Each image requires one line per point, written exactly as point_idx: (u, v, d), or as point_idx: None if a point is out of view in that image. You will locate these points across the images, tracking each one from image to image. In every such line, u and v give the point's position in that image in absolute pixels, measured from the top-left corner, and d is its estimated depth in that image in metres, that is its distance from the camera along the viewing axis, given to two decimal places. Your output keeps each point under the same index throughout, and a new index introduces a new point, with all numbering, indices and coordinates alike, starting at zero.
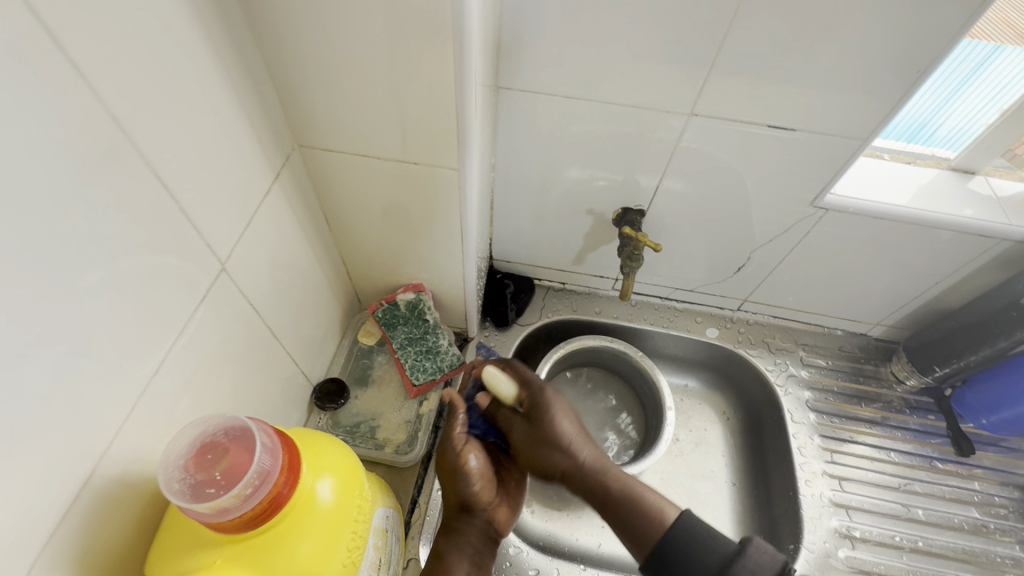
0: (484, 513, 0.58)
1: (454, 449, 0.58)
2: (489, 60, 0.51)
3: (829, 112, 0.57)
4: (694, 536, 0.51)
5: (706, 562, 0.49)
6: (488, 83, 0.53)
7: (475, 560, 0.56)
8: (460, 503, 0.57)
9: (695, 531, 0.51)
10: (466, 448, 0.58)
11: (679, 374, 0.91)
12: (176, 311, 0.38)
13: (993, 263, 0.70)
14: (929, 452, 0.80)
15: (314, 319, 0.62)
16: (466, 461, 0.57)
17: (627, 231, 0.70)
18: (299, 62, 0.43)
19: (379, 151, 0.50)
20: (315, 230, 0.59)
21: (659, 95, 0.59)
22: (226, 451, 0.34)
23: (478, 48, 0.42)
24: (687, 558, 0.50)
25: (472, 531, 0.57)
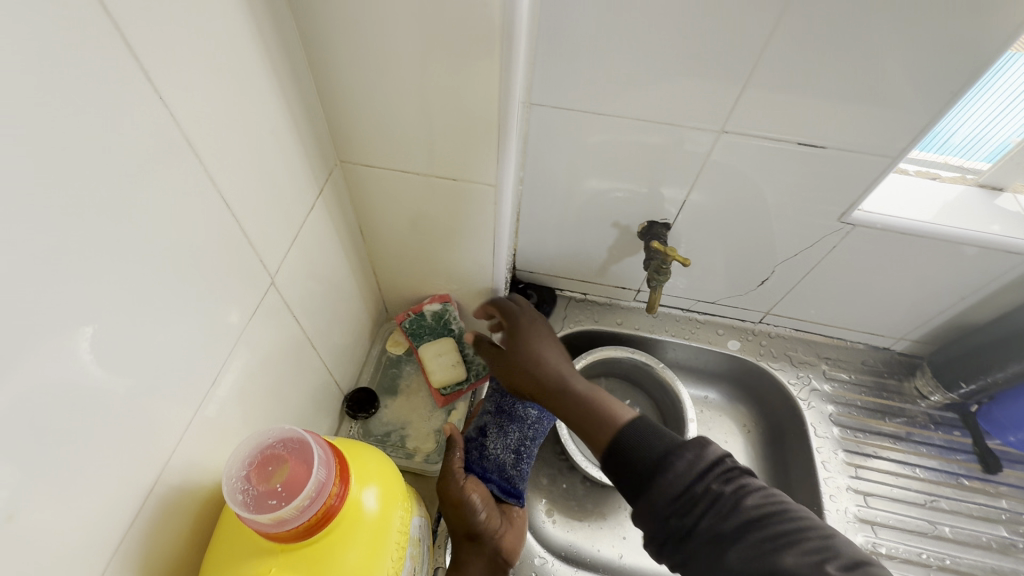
0: (491, 542, 0.58)
1: (456, 482, 0.58)
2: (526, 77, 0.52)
3: (859, 130, 0.58)
4: (644, 429, 0.49)
5: (651, 453, 0.47)
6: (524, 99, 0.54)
7: None
8: (467, 534, 0.57)
9: (651, 429, 0.48)
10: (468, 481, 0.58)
11: (700, 386, 0.91)
12: (230, 324, 0.39)
13: (1021, 280, 0.70)
14: (955, 468, 0.79)
15: (346, 329, 0.63)
16: (468, 495, 0.57)
17: (655, 245, 0.71)
18: (348, 82, 0.44)
19: (417, 167, 0.52)
20: (350, 241, 0.60)
21: (690, 112, 0.60)
22: (285, 462, 0.35)
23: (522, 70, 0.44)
24: (633, 450, 0.47)
25: (480, 561, 0.57)
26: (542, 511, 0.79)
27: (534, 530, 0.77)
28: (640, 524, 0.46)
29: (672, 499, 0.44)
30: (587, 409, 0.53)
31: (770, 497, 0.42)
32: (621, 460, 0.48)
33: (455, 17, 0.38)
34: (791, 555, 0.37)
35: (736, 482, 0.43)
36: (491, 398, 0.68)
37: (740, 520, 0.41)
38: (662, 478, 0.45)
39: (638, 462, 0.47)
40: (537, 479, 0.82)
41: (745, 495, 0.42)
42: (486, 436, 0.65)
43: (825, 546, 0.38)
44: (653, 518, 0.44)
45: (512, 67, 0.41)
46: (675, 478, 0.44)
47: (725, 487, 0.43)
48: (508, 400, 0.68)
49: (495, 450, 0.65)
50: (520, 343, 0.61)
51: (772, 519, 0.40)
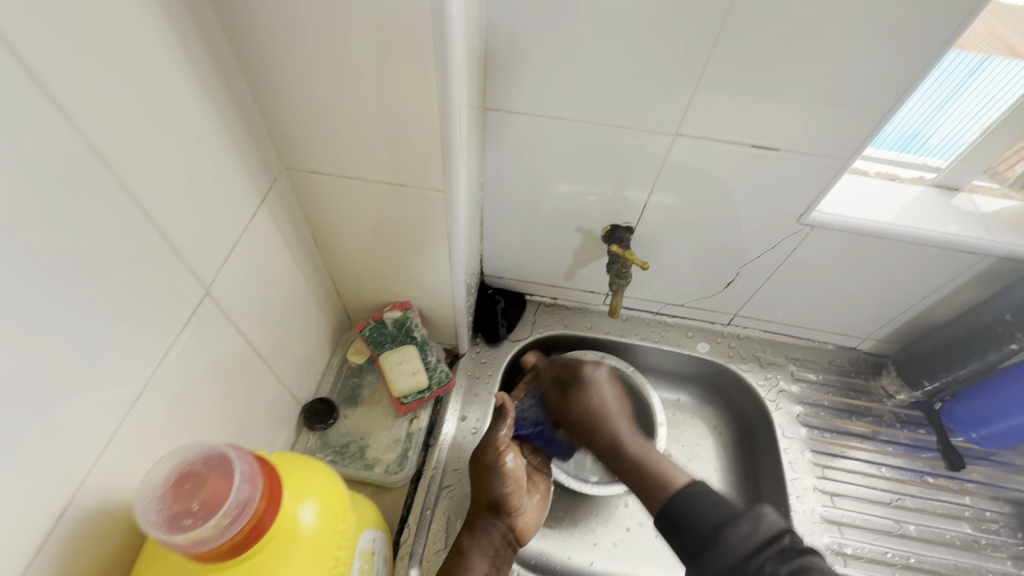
0: (508, 516, 0.61)
1: (496, 446, 0.63)
2: (475, 82, 0.52)
3: (810, 131, 0.58)
4: (706, 498, 0.54)
5: (711, 521, 0.51)
6: (475, 103, 0.54)
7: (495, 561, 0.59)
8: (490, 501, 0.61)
9: (710, 499, 0.53)
10: (506, 449, 0.64)
11: (671, 389, 0.91)
12: (156, 337, 0.38)
13: (978, 278, 0.70)
14: (920, 467, 0.80)
15: (302, 338, 0.62)
16: (503, 457, 0.62)
17: (615, 249, 0.70)
18: (286, 88, 0.44)
19: (367, 173, 0.51)
20: (302, 249, 0.59)
21: (644, 115, 0.60)
22: (204, 480, 0.33)
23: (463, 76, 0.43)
24: (691, 522, 0.52)
25: (494, 532, 0.60)
26: None
27: None
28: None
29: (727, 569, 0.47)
30: (642, 471, 0.61)
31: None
32: (682, 530, 0.53)
33: (388, 22, 0.38)
34: None
35: (792, 561, 0.45)
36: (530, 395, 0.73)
37: None
38: (720, 550, 0.49)
39: (696, 534, 0.51)
40: None
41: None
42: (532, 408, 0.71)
43: None
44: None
45: (449, 75, 0.40)
46: (734, 552, 0.48)
47: (784, 565, 0.45)
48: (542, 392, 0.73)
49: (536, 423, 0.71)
50: (583, 403, 0.67)
51: None
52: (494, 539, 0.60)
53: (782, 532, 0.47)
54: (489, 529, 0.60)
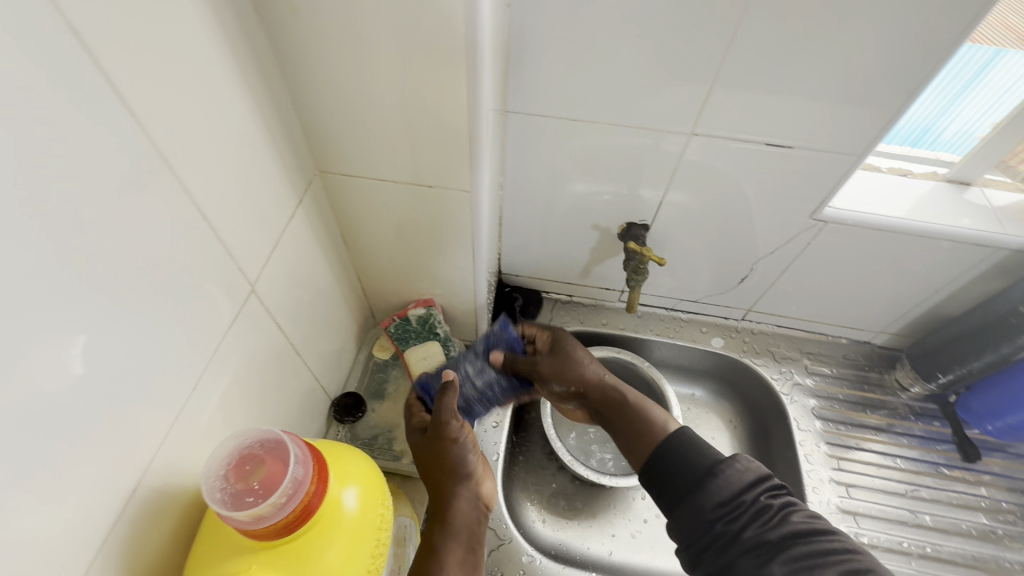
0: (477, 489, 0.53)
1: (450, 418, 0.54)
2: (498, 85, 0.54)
3: (823, 129, 0.60)
4: (689, 440, 0.56)
5: (699, 464, 0.53)
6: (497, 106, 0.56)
7: (470, 547, 0.50)
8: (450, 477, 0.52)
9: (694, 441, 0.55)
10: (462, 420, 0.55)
11: (686, 383, 0.93)
12: (208, 332, 0.40)
13: (991, 271, 0.71)
14: (935, 458, 0.80)
15: (331, 335, 0.65)
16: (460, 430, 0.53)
17: (631, 245, 0.72)
18: (322, 94, 0.46)
19: (397, 176, 0.53)
20: (332, 250, 0.61)
21: (660, 116, 0.62)
22: (262, 461, 0.36)
23: (490, 79, 0.46)
24: (682, 462, 0.54)
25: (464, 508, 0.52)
26: (531, 510, 0.80)
27: (524, 529, 0.78)
28: (677, 533, 0.52)
29: (720, 505, 0.50)
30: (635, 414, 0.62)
31: (812, 517, 0.48)
32: (667, 471, 0.54)
33: (420, 32, 0.40)
34: (830, 569, 0.42)
35: (782, 498, 0.49)
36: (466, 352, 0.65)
37: (783, 532, 0.46)
38: (712, 486, 0.51)
39: (687, 472, 0.53)
40: (524, 480, 0.83)
41: (790, 511, 0.48)
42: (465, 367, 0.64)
43: (872, 566, 0.42)
44: (700, 521, 0.50)
45: (477, 78, 0.43)
46: (727, 488, 0.50)
47: (773, 500, 0.49)
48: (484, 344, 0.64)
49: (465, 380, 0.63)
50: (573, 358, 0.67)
51: (816, 534, 0.45)
52: (461, 537, 0.50)
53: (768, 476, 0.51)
54: (455, 523, 0.50)
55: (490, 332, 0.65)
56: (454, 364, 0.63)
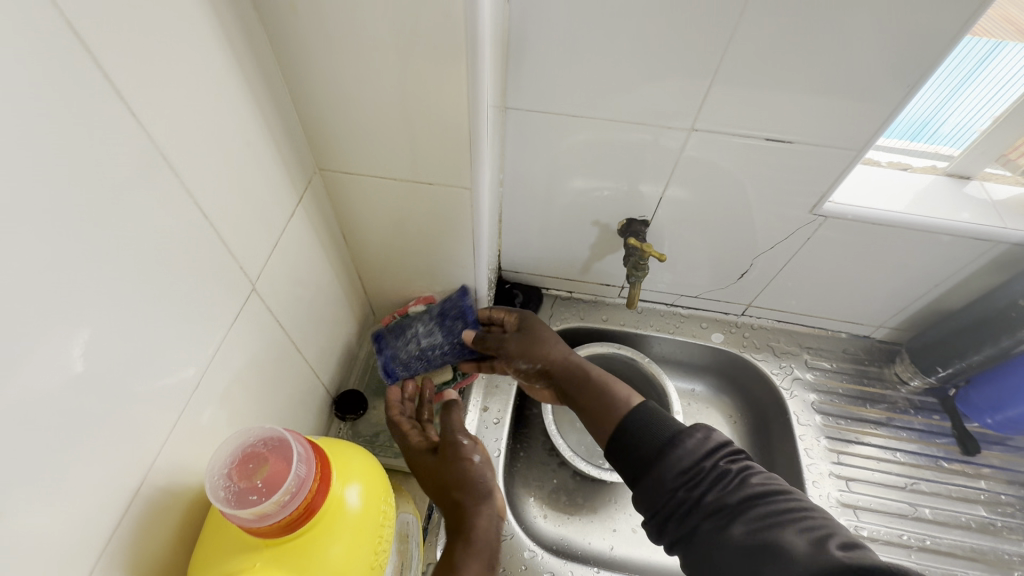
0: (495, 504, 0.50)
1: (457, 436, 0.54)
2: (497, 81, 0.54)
3: (823, 124, 0.60)
4: (650, 414, 0.53)
5: (658, 434, 0.51)
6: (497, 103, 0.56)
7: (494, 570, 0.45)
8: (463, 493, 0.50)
9: (654, 412, 0.53)
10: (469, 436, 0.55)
11: (686, 378, 0.93)
12: (209, 330, 0.40)
13: (991, 265, 0.71)
14: (935, 452, 0.80)
15: (331, 333, 0.65)
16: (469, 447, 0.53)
17: (632, 241, 0.72)
18: (321, 91, 0.46)
19: (397, 174, 0.53)
20: (332, 247, 0.61)
21: (661, 112, 0.62)
22: (266, 460, 0.36)
23: (489, 74, 0.45)
24: (643, 433, 0.51)
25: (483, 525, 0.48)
26: (533, 506, 0.81)
27: (526, 524, 0.79)
28: (641, 506, 0.50)
29: (679, 473, 0.48)
30: (597, 392, 0.58)
31: (771, 479, 0.46)
32: (627, 442, 0.52)
33: (420, 28, 0.40)
34: (788, 530, 0.41)
35: (742, 463, 0.48)
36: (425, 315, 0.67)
37: (743, 496, 0.45)
38: (672, 454, 0.49)
39: (648, 443, 0.50)
40: (525, 476, 0.83)
41: (749, 475, 0.47)
42: (419, 326, 0.67)
43: (828, 524, 0.41)
44: (662, 492, 0.48)
45: (477, 73, 0.42)
46: (687, 456, 0.48)
47: (732, 465, 0.48)
48: (449, 309, 0.67)
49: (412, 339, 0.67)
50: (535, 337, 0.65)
51: (777, 497, 0.44)
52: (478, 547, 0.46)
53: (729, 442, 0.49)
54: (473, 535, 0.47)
55: (448, 298, 0.68)
56: (409, 323, 0.67)
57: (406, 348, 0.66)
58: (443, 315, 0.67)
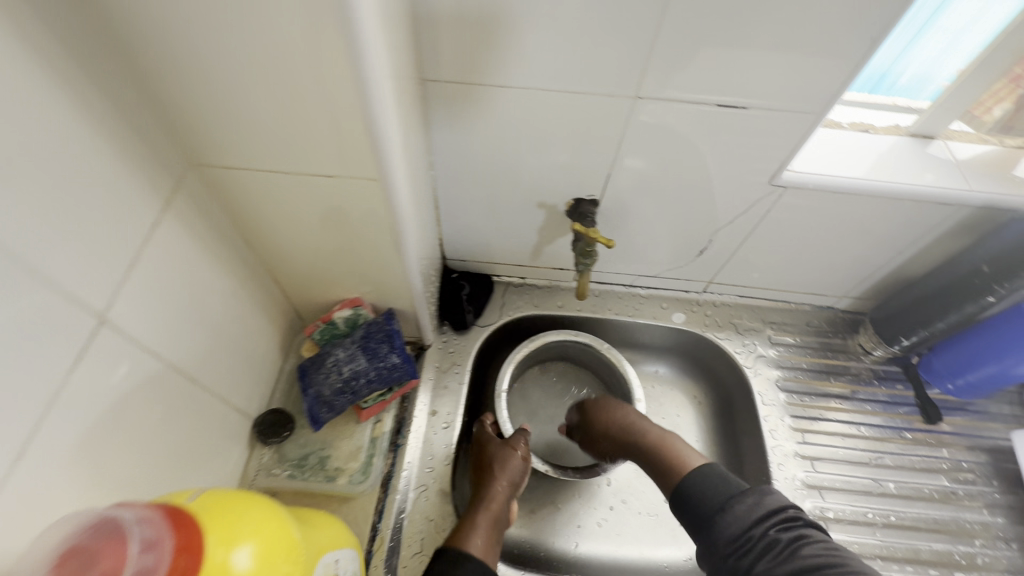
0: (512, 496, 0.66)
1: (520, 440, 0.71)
2: (404, 50, 0.45)
3: (779, 86, 0.54)
4: (716, 478, 0.55)
5: (713, 499, 0.53)
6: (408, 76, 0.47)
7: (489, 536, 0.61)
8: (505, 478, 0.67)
9: (717, 475, 0.55)
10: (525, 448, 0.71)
11: (649, 361, 0.89)
12: (36, 383, 0.32)
13: (956, 229, 0.67)
14: (898, 423, 0.78)
15: (244, 349, 0.57)
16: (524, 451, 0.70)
17: (574, 227, 0.63)
18: (168, 68, 0.36)
19: (291, 166, 0.45)
20: (232, 254, 0.53)
21: (601, 78, 0.54)
22: (93, 556, 0.28)
23: (382, 40, 0.36)
24: (699, 497, 0.54)
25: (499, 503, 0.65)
26: None
27: None
28: (703, 565, 0.53)
29: (730, 540, 0.50)
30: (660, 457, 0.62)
31: (830, 549, 0.46)
32: (687, 502, 0.55)
33: None
34: None
35: (794, 531, 0.48)
36: (347, 343, 0.61)
37: (794, 567, 0.45)
38: (722, 520, 0.51)
39: (703, 507, 0.53)
40: None
41: (803, 544, 0.47)
42: (342, 356, 0.61)
43: None
44: (715, 555, 0.50)
45: (357, 39, 0.33)
46: (738, 522, 0.50)
47: (783, 532, 0.48)
48: (375, 334, 0.62)
49: (335, 371, 0.60)
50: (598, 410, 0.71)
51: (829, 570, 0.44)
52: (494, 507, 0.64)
53: (787, 507, 0.50)
54: (490, 498, 0.64)
55: (371, 322, 0.63)
56: (327, 352, 0.62)
57: (329, 381, 0.60)
58: (368, 337, 0.62)
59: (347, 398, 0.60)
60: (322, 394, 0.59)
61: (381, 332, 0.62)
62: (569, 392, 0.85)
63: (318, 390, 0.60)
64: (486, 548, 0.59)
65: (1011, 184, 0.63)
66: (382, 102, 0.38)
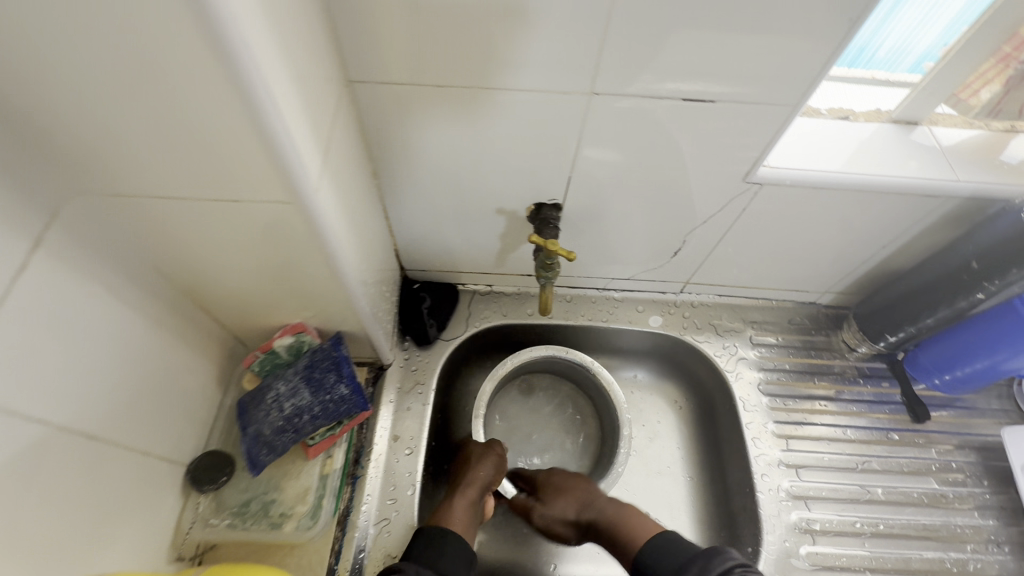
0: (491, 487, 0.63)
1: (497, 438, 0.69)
2: (313, 50, 0.39)
3: (747, 77, 0.48)
4: (675, 546, 0.56)
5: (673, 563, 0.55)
6: (321, 78, 0.41)
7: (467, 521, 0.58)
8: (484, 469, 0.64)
9: (676, 542, 0.57)
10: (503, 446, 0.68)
11: (627, 366, 0.84)
12: None
13: (942, 221, 0.63)
14: (885, 423, 0.75)
15: (166, 390, 0.51)
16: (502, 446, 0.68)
17: (533, 239, 0.58)
18: (15, 90, 0.30)
19: (188, 192, 0.39)
20: (142, 288, 0.47)
21: (551, 74, 0.48)
22: None
23: (264, 34, 0.30)
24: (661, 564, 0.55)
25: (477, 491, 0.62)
26: None
27: None
28: None
29: None
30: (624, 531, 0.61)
31: None
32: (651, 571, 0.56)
33: None
34: None
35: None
36: (289, 375, 0.56)
37: None
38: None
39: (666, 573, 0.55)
40: None
41: None
42: (286, 391, 0.55)
43: None
44: None
45: (224, 34, 0.27)
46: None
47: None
48: (321, 363, 0.56)
49: (278, 407, 0.55)
50: (557, 486, 0.67)
51: None
52: (472, 491, 0.62)
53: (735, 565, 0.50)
54: (468, 482, 0.62)
55: (316, 348, 0.57)
56: (267, 386, 0.56)
57: (272, 418, 0.55)
58: (313, 367, 0.56)
59: (293, 436, 0.55)
60: (263, 433, 0.54)
61: (326, 361, 0.56)
62: (547, 399, 0.81)
63: (259, 428, 0.55)
64: (465, 526, 0.58)
65: (1000, 172, 0.59)
66: (276, 104, 0.32)
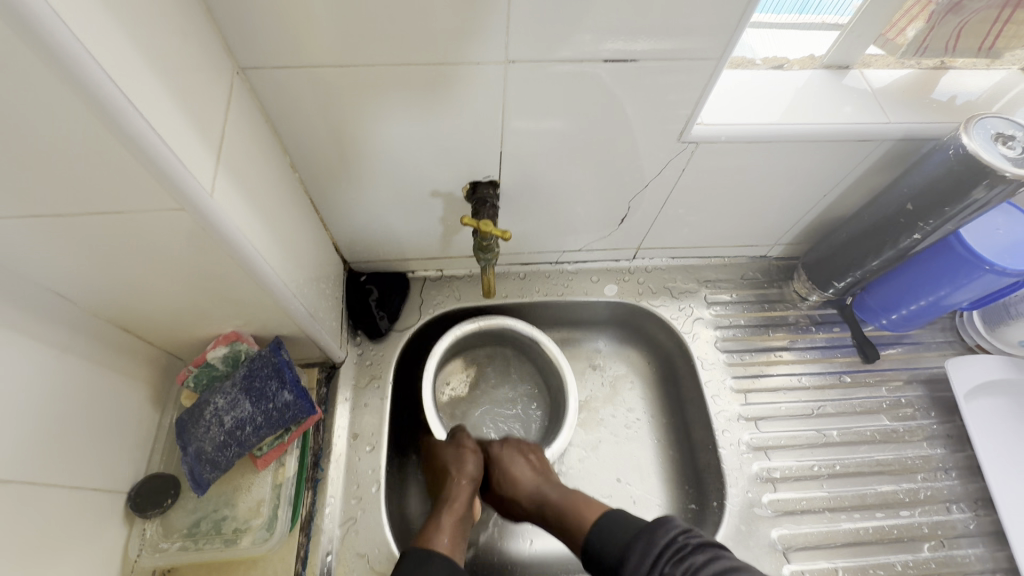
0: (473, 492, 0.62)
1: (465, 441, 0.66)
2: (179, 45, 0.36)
3: (665, 34, 0.46)
4: (619, 523, 0.53)
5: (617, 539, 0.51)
6: (192, 69, 0.37)
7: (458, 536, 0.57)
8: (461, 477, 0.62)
9: (617, 518, 0.54)
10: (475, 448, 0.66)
11: (589, 337, 0.84)
12: None
13: (878, 164, 0.63)
14: (837, 367, 0.77)
15: (85, 419, 0.48)
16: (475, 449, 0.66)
17: (466, 221, 0.55)
18: None
19: (63, 207, 0.35)
20: (41, 317, 0.43)
21: (460, 44, 0.45)
22: None
23: (103, 26, 0.29)
24: (606, 540, 0.52)
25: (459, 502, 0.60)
26: None
27: None
28: None
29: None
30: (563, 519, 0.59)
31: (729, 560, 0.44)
32: (596, 553, 0.53)
33: None
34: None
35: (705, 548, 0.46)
36: (228, 387, 0.53)
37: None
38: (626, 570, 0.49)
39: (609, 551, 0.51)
40: None
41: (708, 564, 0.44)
42: (224, 407, 0.53)
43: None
44: None
45: (43, 31, 0.25)
46: (637, 568, 0.48)
47: (676, 567, 0.46)
48: (259, 372, 0.54)
49: (218, 424, 0.53)
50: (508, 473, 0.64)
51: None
52: (457, 504, 0.60)
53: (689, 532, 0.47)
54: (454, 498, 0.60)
55: (255, 356, 0.55)
56: (205, 401, 0.54)
57: (211, 435, 0.53)
58: (252, 376, 0.53)
59: (236, 449, 0.54)
60: (204, 450, 0.53)
61: (267, 369, 0.54)
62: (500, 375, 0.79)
63: (200, 447, 0.53)
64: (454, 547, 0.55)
65: (928, 111, 0.59)
66: (130, 98, 0.30)
